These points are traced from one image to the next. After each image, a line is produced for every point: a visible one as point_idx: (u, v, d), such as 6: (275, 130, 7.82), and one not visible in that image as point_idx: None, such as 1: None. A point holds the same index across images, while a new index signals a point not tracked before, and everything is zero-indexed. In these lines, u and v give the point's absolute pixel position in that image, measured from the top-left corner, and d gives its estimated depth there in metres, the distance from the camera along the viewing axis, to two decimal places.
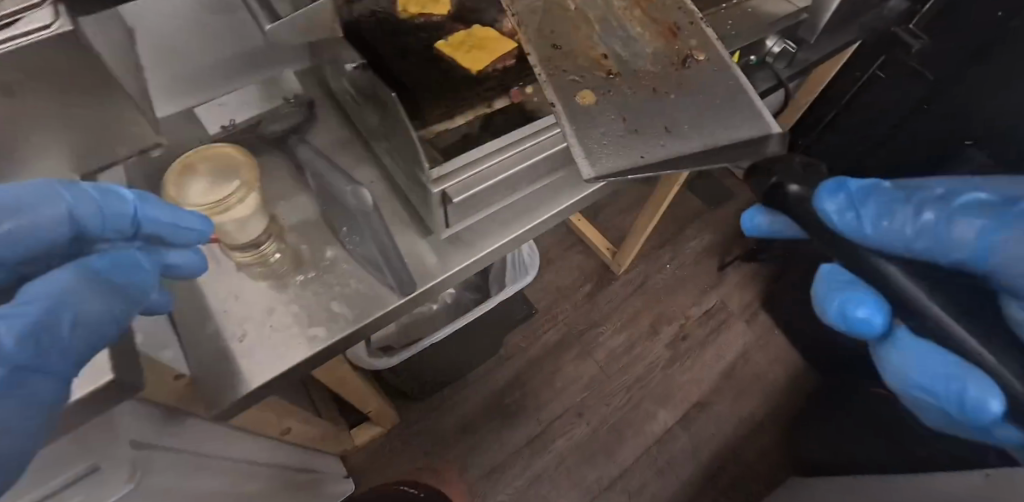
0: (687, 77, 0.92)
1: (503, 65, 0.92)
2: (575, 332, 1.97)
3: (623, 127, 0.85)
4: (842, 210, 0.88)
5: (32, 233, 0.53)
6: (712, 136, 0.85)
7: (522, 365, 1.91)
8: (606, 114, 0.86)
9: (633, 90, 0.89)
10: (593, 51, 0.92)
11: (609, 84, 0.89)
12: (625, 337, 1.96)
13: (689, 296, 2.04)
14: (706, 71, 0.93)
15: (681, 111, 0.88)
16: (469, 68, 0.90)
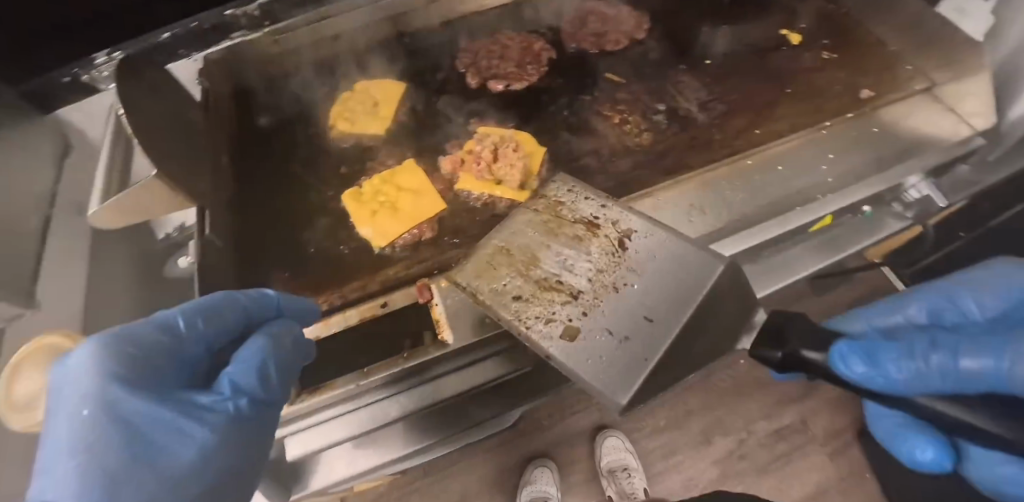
0: (619, 258, 0.53)
1: (419, 236, 0.65)
2: (609, 421, 1.63)
3: (614, 343, 0.49)
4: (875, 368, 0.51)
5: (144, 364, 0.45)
6: (684, 304, 0.49)
7: (537, 447, 1.62)
8: (587, 338, 0.49)
9: (599, 297, 0.51)
10: (543, 277, 0.53)
11: (578, 304, 0.51)
12: (667, 440, 1.60)
13: (759, 406, 1.61)
14: (638, 241, 0.53)
15: (635, 302, 0.50)
16: (372, 241, 0.65)
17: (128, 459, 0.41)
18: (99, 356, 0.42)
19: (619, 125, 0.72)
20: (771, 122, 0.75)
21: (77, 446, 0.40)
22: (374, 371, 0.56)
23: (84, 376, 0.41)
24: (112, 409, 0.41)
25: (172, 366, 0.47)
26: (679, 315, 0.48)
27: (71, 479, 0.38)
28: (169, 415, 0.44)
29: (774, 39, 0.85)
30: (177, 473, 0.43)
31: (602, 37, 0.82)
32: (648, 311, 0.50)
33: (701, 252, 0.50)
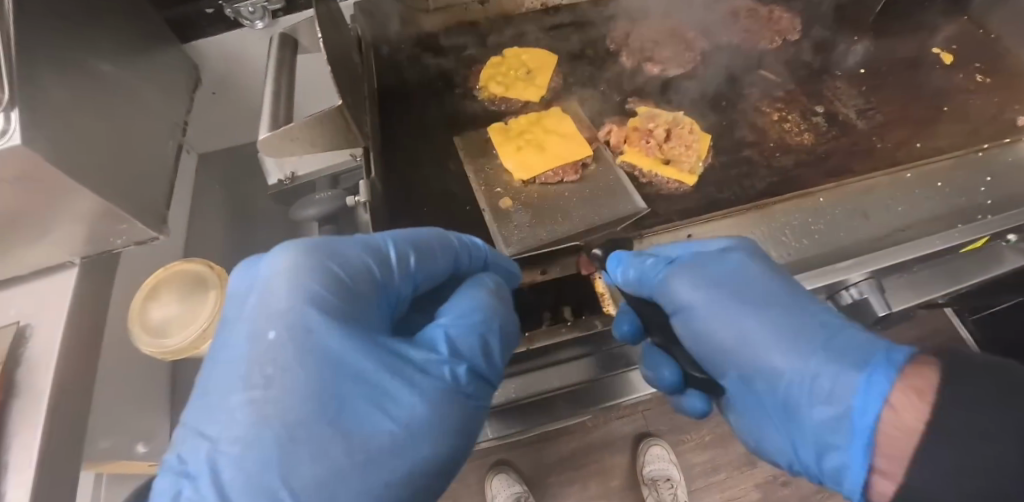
0: (576, 180, 0.68)
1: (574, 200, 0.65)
2: (653, 430, 1.61)
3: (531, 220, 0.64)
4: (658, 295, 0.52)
5: (345, 295, 0.43)
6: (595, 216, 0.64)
7: (579, 447, 1.59)
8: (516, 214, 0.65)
9: (543, 194, 0.67)
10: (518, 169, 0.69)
11: (523, 191, 0.67)
12: (711, 457, 1.57)
13: None
14: (597, 173, 0.68)
15: (563, 202, 0.66)
16: (513, 173, 0.67)
17: (322, 409, 0.38)
18: (295, 282, 0.41)
19: (778, 122, 0.72)
20: (929, 138, 0.74)
21: (277, 378, 0.38)
22: (539, 337, 0.59)
23: (286, 295, 0.41)
24: (306, 337, 0.40)
25: (374, 308, 0.46)
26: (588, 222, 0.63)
27: (262, 411, 0.36)
28: (375, 369, 0.41)
29: (926, 56, 0.83)
30: (375, 444, 0.39)
31: (755, 33, 0.81)
32: (567, 212, 0.65)
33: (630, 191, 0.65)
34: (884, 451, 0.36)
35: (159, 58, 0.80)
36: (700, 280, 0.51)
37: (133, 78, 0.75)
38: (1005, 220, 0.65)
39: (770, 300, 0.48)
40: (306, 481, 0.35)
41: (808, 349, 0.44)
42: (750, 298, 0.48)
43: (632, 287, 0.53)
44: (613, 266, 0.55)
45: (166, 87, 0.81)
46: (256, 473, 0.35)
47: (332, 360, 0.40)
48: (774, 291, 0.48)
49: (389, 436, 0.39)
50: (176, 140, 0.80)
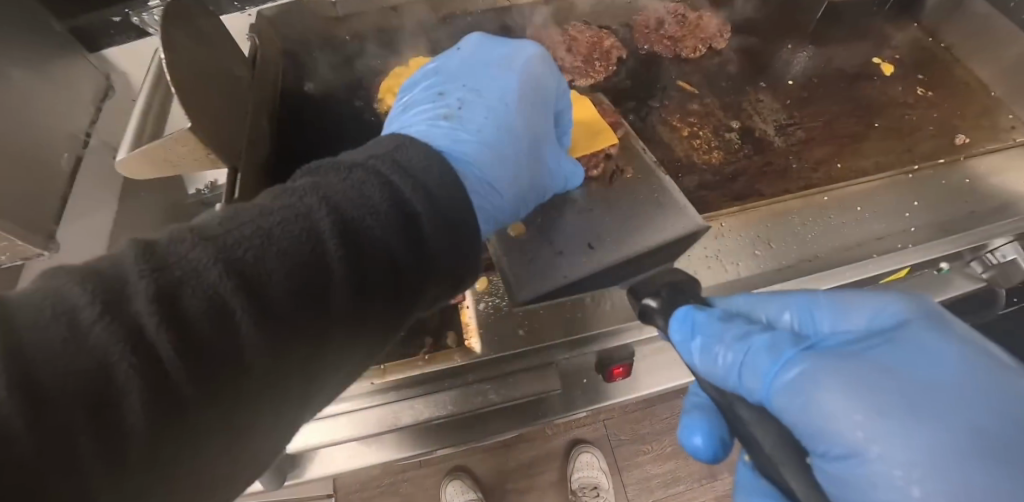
0: (610, 196, 0.57)
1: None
2: (614, 440, 1.57)
3: (546, 244, 0.55)
4: (721, 359, 0.41)
5: (547, 104, 0.58)
6: (627, 243, 0.54)
7: (536, 455, 1.56)
8: (533, 243, 0.55)
9: (571, 216, 0.57)
10: None
11: (540, 212, 0.57)
12: (671, 468, 1.53)
13: None
14: (632, 188, 0.58)
15: (596, 223, 0.56)
16: None
17: (519, 167, 0.53)
18: (531, 63, 0.57)
19: (687, 139, 0.67)
20: (856, 158, 0.68)
21: (505, 126, 0.53)
22: (392, 370, 0.55)
23: (526, 65, 0.56)
24: (539, 99, 0.56)
25: (545, 100, 0.58)
26: (617, 248, 0.53)
27: (495, 138, 0.52)
28: (552, 151, 0.58)
29: (865, 67, 0.78)
30: (521, 189, 0.54)
31: (678, 40, 0.76)
32: (593, 240, 0.54)
33: (678, 201, 0.56)
34: None
35: (61, 67, 0.77)
36: (853, 382, 0.35)
37: (40, 86, 0.72)
38: (925, 249, 0.61)
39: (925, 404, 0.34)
40: (512, 179, 0.53)
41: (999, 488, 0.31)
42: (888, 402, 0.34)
43: (719, 366, 0.41)
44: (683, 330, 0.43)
45: (72, 98, 0.79)
46: (484, 130, 0.52)
47: (530, 136, 0.55)
48: (1000, 407, 0.33)
49: (518, 191, 0.53)
50: (70, 153, 0.77)
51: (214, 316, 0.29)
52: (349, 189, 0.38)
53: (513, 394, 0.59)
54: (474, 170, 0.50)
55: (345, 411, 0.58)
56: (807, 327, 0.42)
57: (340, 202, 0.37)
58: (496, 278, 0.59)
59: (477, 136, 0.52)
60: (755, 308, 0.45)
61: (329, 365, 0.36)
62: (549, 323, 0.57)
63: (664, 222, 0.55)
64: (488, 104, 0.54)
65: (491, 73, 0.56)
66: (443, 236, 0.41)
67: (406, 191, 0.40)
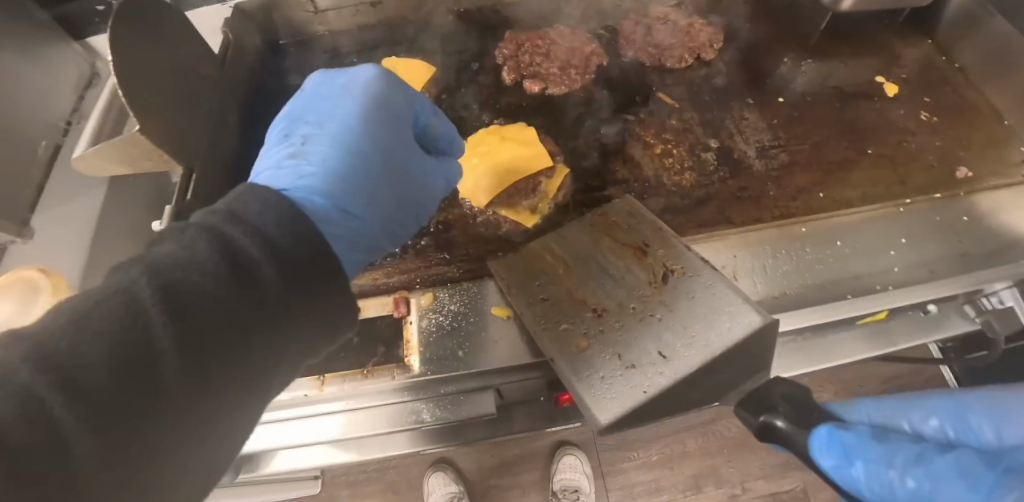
0: (674, 298, 0.48)
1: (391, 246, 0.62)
2: (600, 445, 1.47)
3: (619, 362, 0.46)
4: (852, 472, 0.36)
5: (404, 122, 0.55)
6: (700, 347, 0.44)
7: (513, 454, 1.47)
8: (598, 356, 0.46)
9: (622, 319, 0.48)
10: (576, 285, 0.51)
11: (598, 322, 0.48)
12: (655, 477, 1.42)
13: (763, 462, 1.43)
14: (694, 284, 0.48)
15: (664, 329, 0.46)
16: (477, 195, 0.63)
17: (383, 192, 0.52)
18: (372, 84, 0.53)
19: (659, 157, 0.64)
20: (842, 187, 0.63)
21: (355, 155, 0.50)
22: (332, 380, 0.55)
23: (364, 89, 0.53)
24: (391, 119, 0.53)
25: (401, 118, 0.55)
26: (697, 358, 0.43)
27: (343, 167, 0.49)
28: (421, 160, 0.56)
29: (865, 85, 0.73)
30: (388, 209, 0.53)
31: (664, 49, 0.73)
32: (663, 347, 0.45)
33: (737, 297, 0.45)
34: None
35: (43, 52, 0.75)
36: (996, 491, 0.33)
37: (20, 71, 0.70)
38: (906, 293, 0.56)
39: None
40: (372, 205, 0.51)
41: None
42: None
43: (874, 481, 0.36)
44: (827, 449, 0.36)
45: (52, 84, 0.76)
46: (330, 163, 0.49)
47: (388, 156, 0.53)
48: None
49: (386, 211, 0.52)
50: (47, 140, 0.73)
51: (147, 339, 0.31)
52: (177, 250, 0.35)
53: (449, 416, 0.58)
54: (318, 199, 0.48)
55: (279, 416, 0.58)
56: (967, 435, 0.42)
57: (238, 229, 0.37)
58: (441, 294, 0.58)
59: (317, 165, 0.49)
60: (893, 418, 0.43)
61: (274, 363, 0.38)
62: (489, 345, 0.55)
63: (731, 321, 0.44)
64: (330, 134, 0.51)
65: (330, 104, 0.53)
66: (304, 238, 0.39)
67: (239, 238, 0.37)
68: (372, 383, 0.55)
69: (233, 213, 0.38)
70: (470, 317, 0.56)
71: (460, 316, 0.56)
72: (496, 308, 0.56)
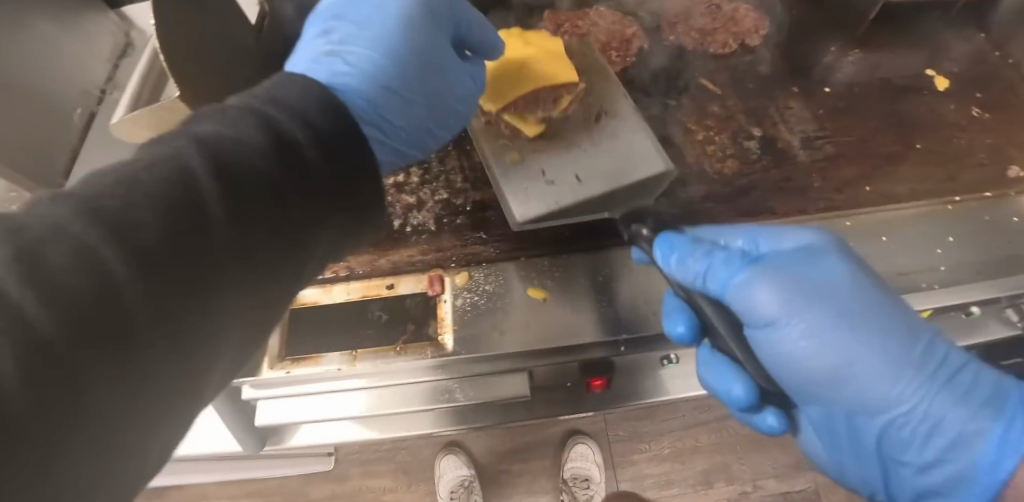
0: (602, 137, 0.59)
1: (422, 222, 0.60)
2: (612, 435, 1.47)
3: (548, 188, 0.57)
4: (698, 269, 0.48)
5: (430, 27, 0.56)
6: (612, 177, 0.57)
7: (524, 440, 1.47)
8: (530, 173, 0.58)
9: (555, 147, 0.59)
10: (525, 116, 0.61)
11: (534, 147, 0.59)
12: (665, 470, 1.42)
13: (775, 461, 1.42)
14: (623, 131, 0.60)
15: (591, 161, 0.58)
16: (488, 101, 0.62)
17: (410, 97, 0.55)
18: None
19: (701, 143, 0.63)
20: (888, 182, 0.61)
21: (382, 55, 0.53)
22: (364, 356, 0.54)
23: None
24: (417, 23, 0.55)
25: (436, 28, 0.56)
26: (607, 186, 0.56)
27: (360, 59, 0.53)
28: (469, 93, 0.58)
29: (914, 78, 0.71)
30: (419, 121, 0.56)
31: (707, 34, 0.71)
32: (581, 172, 0.57)
33: (653, 145, 0.58)
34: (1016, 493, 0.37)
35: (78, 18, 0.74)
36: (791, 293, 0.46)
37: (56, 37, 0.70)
38: (949, 294, 0.56)
39: (831, 303, 0.45)
40: (398, 110, 0.54)
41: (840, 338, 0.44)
42: (891, 360, 0.43)
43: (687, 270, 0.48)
44: (663, 250, 0.49)
45: (85, 50, 0.75)
46: (351, 57, 0.52)
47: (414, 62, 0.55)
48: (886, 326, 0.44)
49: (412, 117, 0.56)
50: (81, 108, 0.72)
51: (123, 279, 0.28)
52: (217, 134, 0.35)
53: (478, 395, 0.58)
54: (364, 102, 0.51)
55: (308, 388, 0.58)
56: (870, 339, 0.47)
57: (222, 152, 0.34)
58: (478, 273, 0.57)
59: (357, 70, 0.52)
60: None
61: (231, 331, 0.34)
62: (524, 328, 0.55)
63: (643, 164, 0.57)
64: (371, 34, 0.53)
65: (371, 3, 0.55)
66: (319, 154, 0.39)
67: (284, 119, 0.38)
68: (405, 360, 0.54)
69: (275, 99, 0.39)
70: (505, 298, 0.56)
71: (496, 296, 0.56)
72: (532, 289, 0.56)
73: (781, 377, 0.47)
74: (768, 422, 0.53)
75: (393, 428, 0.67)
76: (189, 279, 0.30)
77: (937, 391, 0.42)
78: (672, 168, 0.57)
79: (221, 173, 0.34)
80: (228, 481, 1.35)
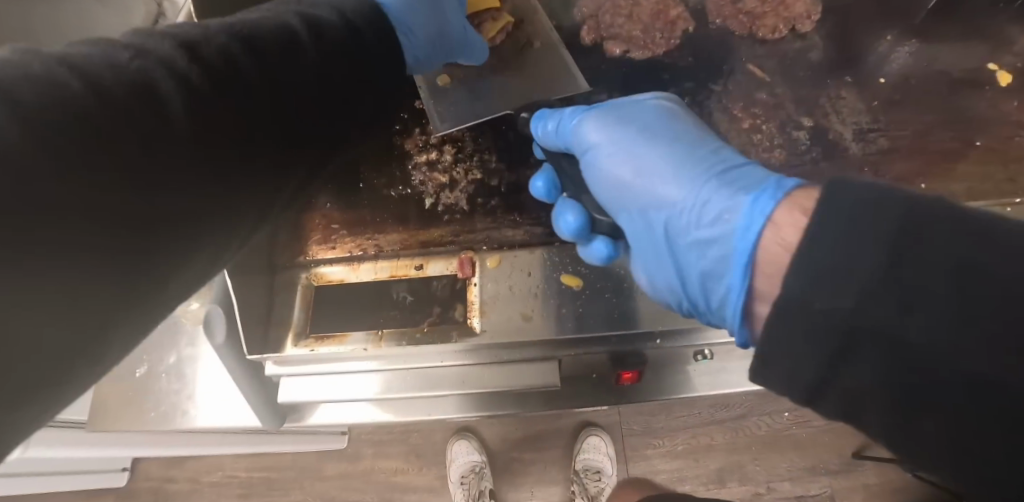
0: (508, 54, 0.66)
1: (454, 202, 0.59)
2: (625, 429, 1.45)
3: (468, 96, 0.64)
4: (551, 131, 0.54)
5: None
6: (519, 88, 0.64)
7: (537, 429, 1.46)
8: (449, 89, 0.65)
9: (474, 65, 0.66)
10: None
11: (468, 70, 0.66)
12: (678, 467, 1.40)
13: (792, 464, 1.39)
14: (562, 59, 0.65)
15: (509, 80, 0.65)
16: None
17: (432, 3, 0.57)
18: None
19: (747, 132, 0.60)
20: (946, 179, 0.58)
21: None
22: (389, 336, 0.53)
23: None
24: None
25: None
26: (517, 100, 0.63)
27: None
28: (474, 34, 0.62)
29: (976, 71, 0.66)
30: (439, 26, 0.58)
31: (756, 18, 0.68)
32: (502, 91, 0.64)
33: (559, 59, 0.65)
34: (764, 270, 0.38)
35: None
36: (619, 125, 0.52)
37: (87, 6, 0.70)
38: None
39: (648, 132, 0.51)
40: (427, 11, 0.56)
41: (685, 172, 0.48)
42: (729, 183, 0.45)
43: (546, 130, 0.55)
44: (535, 122, 0.56)
45: (120, 24, 0.75)
46: None
47: None
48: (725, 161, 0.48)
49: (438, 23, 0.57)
50: None
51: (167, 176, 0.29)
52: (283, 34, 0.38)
53: (505, 382, 0.56)
54: None
55: (333, 367, 0.57)
56: None
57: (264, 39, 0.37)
58: (509, 258, 0.55)
59: None
60: None
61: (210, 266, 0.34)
62: (554, 316, 0.53)
63: (553, 81, 0.64)
64: None
65: None
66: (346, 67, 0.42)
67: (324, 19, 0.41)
68: (431, 342, 0.53)
69: (310, 6, 0.43)
70: (537, 283, 0.54)
71: (525, 279, 0.54)
72: (565, 276, 0.54)
73: (608, 206, 0.52)
74: (646, 280, 0.51)
75: (416, 411, 0.66)
76: (187, 192, 0.30)
77: (710, 182, 0.46)
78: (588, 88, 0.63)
79: (239, 65, 0.34)
80: (243, 454, 1.37)
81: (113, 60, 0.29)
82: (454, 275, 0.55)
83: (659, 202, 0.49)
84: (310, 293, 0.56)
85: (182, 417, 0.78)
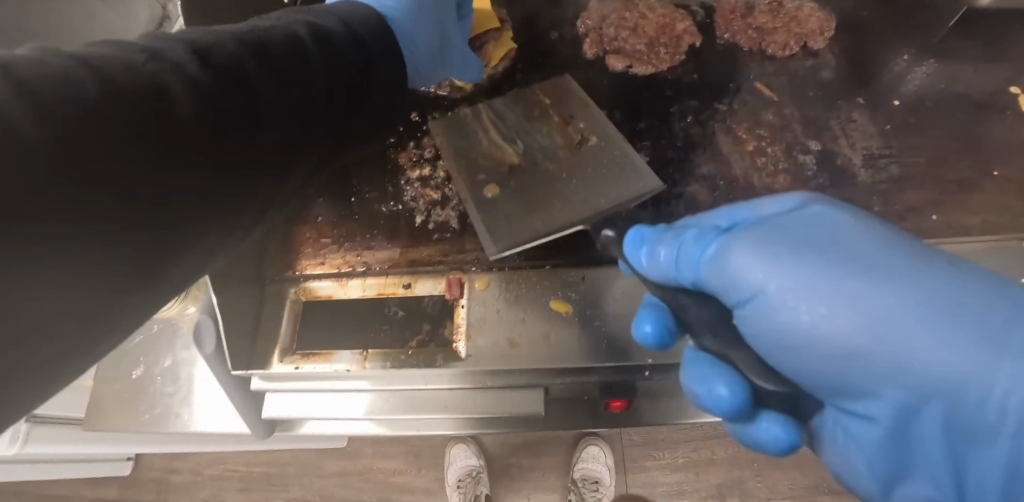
0: (561, 156, 0.57)
1: (445, 220, 0.58)
2: (626, 439, 1.44)
3: (520, 206, 0.55)
4: (670, 260, 0.42)
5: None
6: (588, 199, 0.54)
7: (536, 435, 1.45)
8: (502, 200, 0.55)
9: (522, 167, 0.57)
10: (498, 145, 0.59)
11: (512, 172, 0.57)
12: (677, 480, 1.38)
13: (794, 483, 1.36)
14: (615, 154, 0.57)
15: (567, 189, 0.55)
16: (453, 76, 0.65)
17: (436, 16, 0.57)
18: None
19: (751, 155, 0.58)
20: (961, 211, 0.55)
21: None
22: (374, 356, 0.52)
23: None
24: None
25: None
26: (588, 209, 0.54)
27: None
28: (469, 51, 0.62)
29: (998, 95, 0.63)
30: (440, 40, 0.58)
31: (766, 34, 0.65)
32: (563, 198, 0.55)
33: (623, 156, 0.56)
34: None
35: None
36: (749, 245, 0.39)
37: None
38: None
39: (774, 246, 0.38)
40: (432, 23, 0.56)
41: (882, 314, 0.34)
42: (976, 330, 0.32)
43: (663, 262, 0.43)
44: (633, 246, 0.45)
45: None
46: None
47: None
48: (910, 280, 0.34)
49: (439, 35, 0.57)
50: None
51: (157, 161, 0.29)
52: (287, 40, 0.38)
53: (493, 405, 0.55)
54: None
55: (318, 384, 0.56)
56: None
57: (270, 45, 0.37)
58: (498, 280, 0.54)
59: None
60: None
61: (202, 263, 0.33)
62: (542, 342, 0.51)
63: (616, 181, 0.55)
64: None
65: None
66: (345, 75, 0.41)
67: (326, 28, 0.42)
68: (417, 364, 0.51)
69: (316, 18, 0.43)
70: (526, 308, 0.52)
71: (514, 305, 0.53)
72: (554, 302, 0.53)
73: (818, 382, 0.37)
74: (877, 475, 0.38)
75: (407, 427, 0.64)
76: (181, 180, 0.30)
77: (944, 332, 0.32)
78: (661, 187, 0.54)
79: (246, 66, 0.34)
80: (244, 450, 1.38)
81: (130, 60, 0.29)
82: (442, 296, 0.54)
83: (847, 357, 0.35)
84: (296, 309, 0.54)
85: (176, 421, 0.77)
